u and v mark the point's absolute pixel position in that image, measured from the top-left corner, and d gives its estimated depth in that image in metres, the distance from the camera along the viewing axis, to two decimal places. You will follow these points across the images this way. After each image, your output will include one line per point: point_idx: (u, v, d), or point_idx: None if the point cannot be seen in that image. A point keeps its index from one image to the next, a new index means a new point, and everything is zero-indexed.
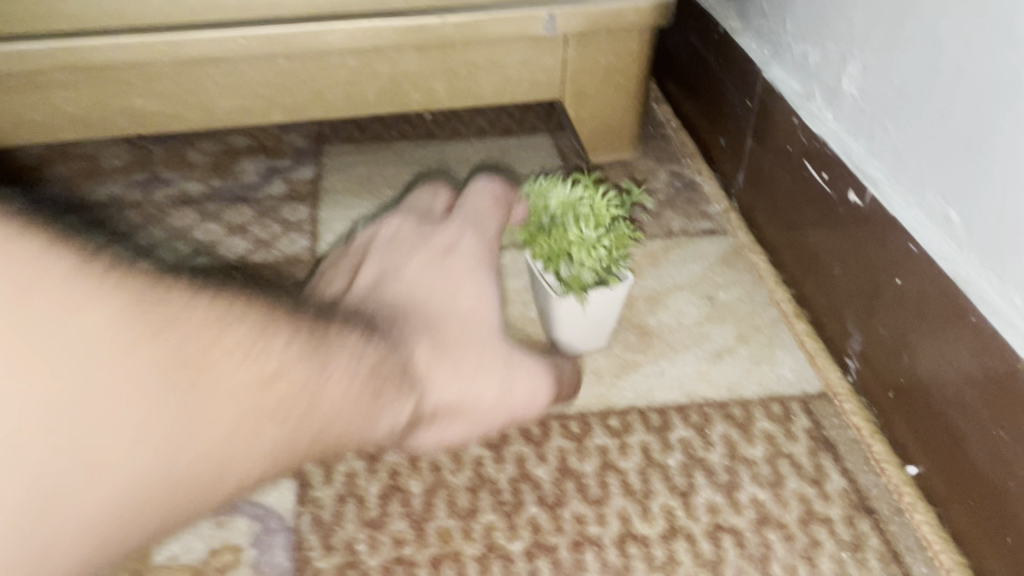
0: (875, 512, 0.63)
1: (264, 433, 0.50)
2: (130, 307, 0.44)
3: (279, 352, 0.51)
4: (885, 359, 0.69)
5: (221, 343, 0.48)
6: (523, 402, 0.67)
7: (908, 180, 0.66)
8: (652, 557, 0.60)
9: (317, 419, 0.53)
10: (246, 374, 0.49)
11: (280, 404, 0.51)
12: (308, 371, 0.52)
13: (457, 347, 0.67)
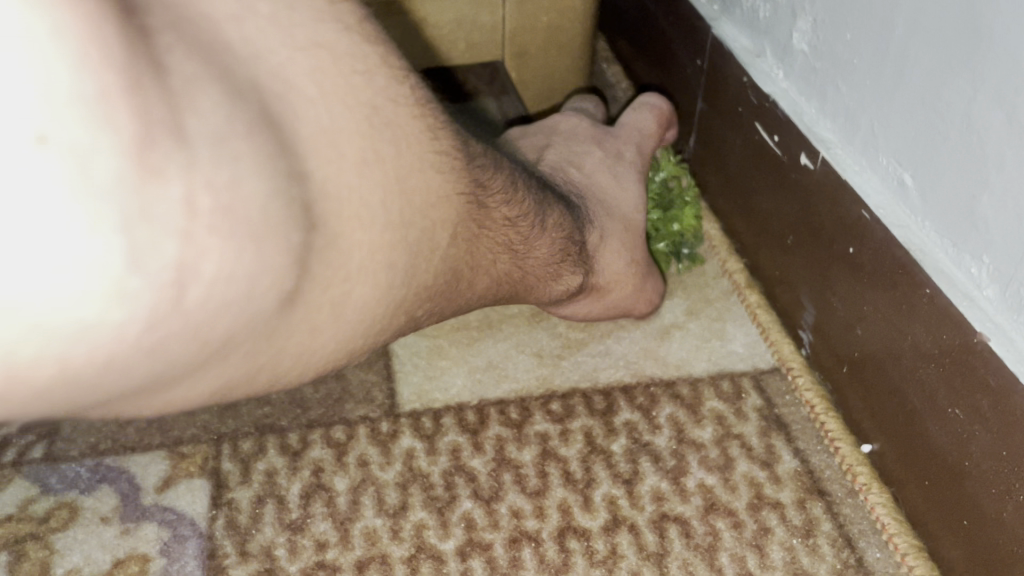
0: (828, 494, 0.60)
1: (468, 257, 0.53)
2: (405, 102, 0.46)
3: (487, 191, 0.53)
4: (839, 331, 0.65)
5: (467, 190, 0.51)
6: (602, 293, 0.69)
7: (862, 142, 0.62)
8: (592, 552, 0.56)
9: (486, 253, 0.55)
10: (466, 225, 0.52)
11: (483, 233, 0.54)
12: (511, 210, 0.56)
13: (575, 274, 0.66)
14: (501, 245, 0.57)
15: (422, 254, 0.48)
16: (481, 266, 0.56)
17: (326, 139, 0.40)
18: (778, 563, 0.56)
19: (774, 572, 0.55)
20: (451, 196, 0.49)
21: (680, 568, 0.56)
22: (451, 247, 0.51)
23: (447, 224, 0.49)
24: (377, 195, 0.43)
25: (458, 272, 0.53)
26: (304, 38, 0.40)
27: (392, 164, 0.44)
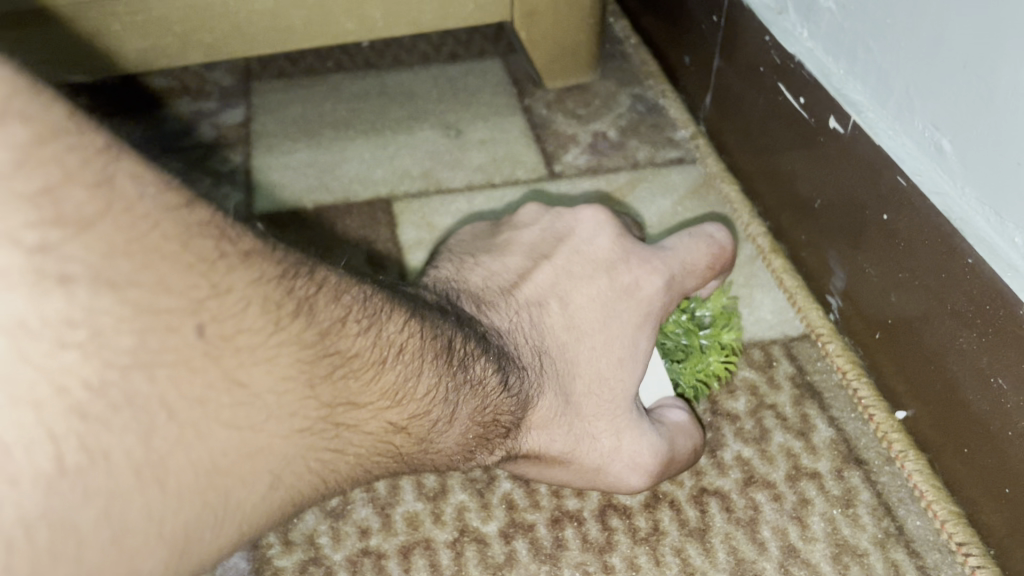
0: (864, 463, 0.60)
1: (419, 434, 0.46)
2: (283, 312, 0.37)
3: (431, 368, 0.45)
4: (872, 298, 0.64)
5: (389, 382, 0.43)
6: (629, 443, 0.55)
7: (895, 106, 0.60)
8: (635, 530, 0.57)
9: (475, 426, 0.49)
10: (402, 409, 0.44)
11: (451, 411, 0.47)
12: (483, 381, 0.48)
13: (580, 426, 0.54)
14: (480, 414, 0.49)
15: (323, 461, 0.40)
16: (459, 444, 0.49)
17: (146, 416, 0.32)
18: (820, 534, 0.56)
19: (816, 543, 0.56)
20: (362, 392, 0.41)
21: (723, 542, 0.56)
22: (374, 442, 0.43)
23: (357, 422, 0.42)
24: (233, 448, 0.35)
25: (404, 452, 0.46)
26: (131, 281, 0.31)
27: (261, 398, 0.36)
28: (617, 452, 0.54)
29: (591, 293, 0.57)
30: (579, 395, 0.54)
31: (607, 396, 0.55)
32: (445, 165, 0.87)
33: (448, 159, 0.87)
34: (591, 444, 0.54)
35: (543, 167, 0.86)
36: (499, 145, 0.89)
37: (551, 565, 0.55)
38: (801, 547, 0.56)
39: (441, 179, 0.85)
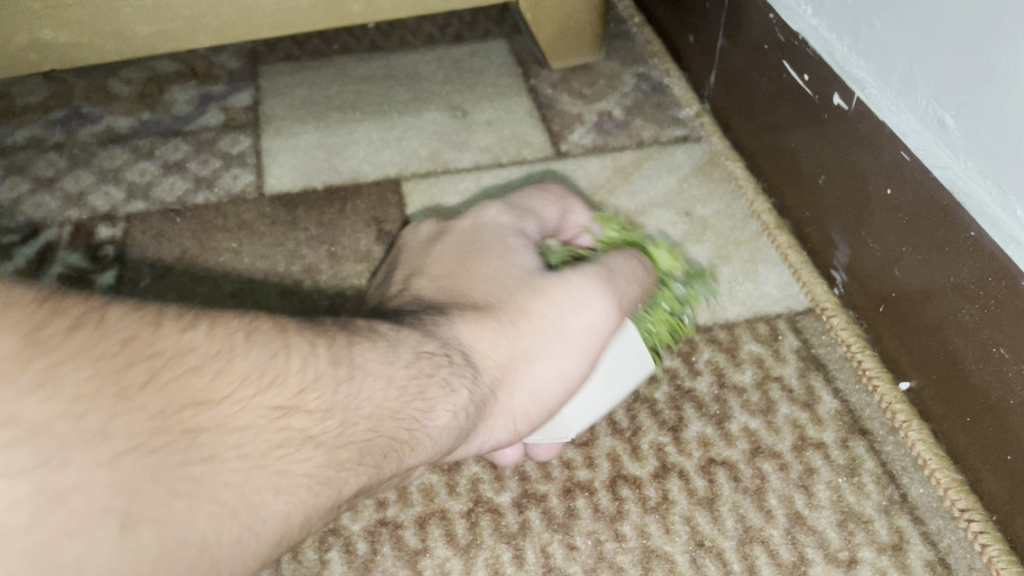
0: (869, 433, 0.62)
1: (332, 435, 0.40)
2: (47, 329, 0.33)
3: (296, 343, 0.40)
4: (876, 272, 0.65)
5: (253, 373, 0.38)
6: (569, 308, 0.52)
7: (898, 82, 0.61)
8: (644, 500, 0.58)
9: (393, 410, 0.43)
10: (282, 397, 0.38)
11: (348, 400, 0.41)
12: (378, 359, 0.43)
13: (512, 350, 0.50)
14: (396, 386, 0.44)
15: (210, 477, 0.35)
16: (382, 430, 0.42)
17: None
18: (825, 502, 0.58)
19: (822, 510, 0.57)
20: (212, 385, 0.36)
21: (730, 510, 0.57)
22: (271, 440, 0.38)
23: (231, 422, 0.36)
24: (28, 501, 0.30)
25: (336, 455, 0.40)
26: None
27: (46, 428, 0.31)
28: (565, 330, 0.52)
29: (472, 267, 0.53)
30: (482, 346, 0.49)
31: (523, 296, 0.52)
32: (452, 145, 0.87)
33: (454, 140, 0.88)
34: (542, 344, 0.51)
35: (548, 147, 0.87)
36: (505, 125, 0.90)
37: (563, 534, 0.56)
38: (807, 514, 0.57)
39: (449, 159, 0.86)
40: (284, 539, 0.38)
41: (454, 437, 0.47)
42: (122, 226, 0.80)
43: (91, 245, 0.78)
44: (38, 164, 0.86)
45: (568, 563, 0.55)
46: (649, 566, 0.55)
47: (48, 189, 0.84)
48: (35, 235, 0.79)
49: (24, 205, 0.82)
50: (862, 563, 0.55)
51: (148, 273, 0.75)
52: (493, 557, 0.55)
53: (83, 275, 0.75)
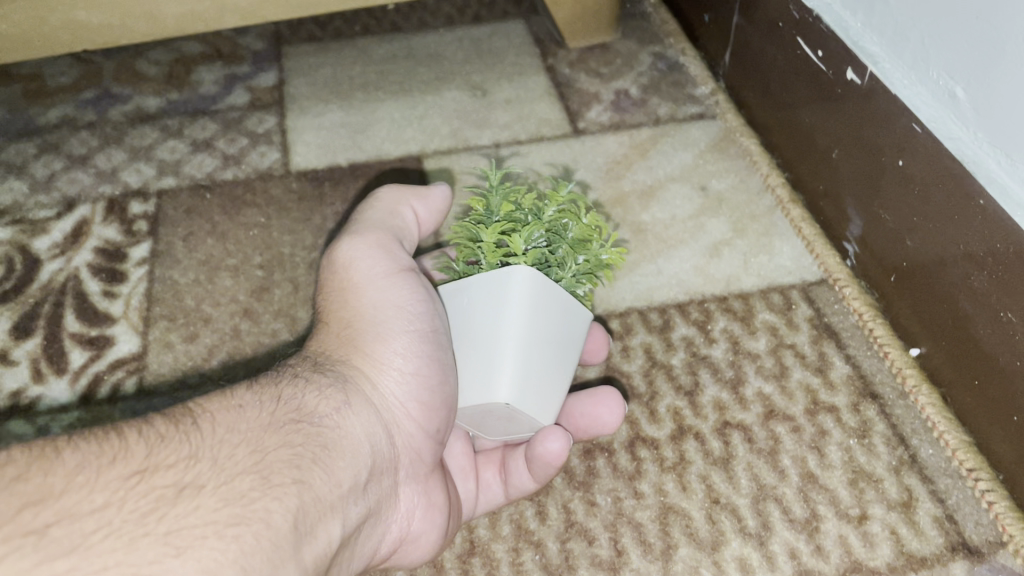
0: (879, 397, 0.64)
1: (241, 466, 0.42)
2: None
3: (166, 425, 0.42)
4: (887, 243, 0.67)
5: (129, 457, 0.39)
6: (365, 279, 0.54)
7: (911, 56, 0.62)
8: (662, 460, 0.60)
9: (268, 424, 0.45)
10: (171, 472, 0.40)
11: (229, 442, 0.42)
12: (225, 407, 0.44)
13: (345, 346, 0.52)
14: (269, 412, 0.45)
15: (119, 565, 0.36)
16: (292, 444, 0.44)
17: None
18: (837, 462, 0.60)
19: (833, 470, 0.59)
20: (90, 491, 0.37)
21: (745, 469, 0.60)
22: (174, 511, 0.38)
23: (117, 511, 0.37)
24: None
25: (264, 480, 0.42)
26: None
27: None
28: (373, 302, 0.53)
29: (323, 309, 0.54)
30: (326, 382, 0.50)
31: (337, 294, 0.54)
32: (472, 123, 0.89)
33: (475, 118, 0.90)
34: (367, 322, 0.53)
35: (566, 124, 0.89)
36: (524, 104, 0.92)
37: (584, 492, 0.59)
38: (819, 474, 0.59)
39: (469, 137, 0.88)
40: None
41: (364, 436, 0.49)
42: (154, 202, 0.82)
43: (125, 220, 0.81)
44: (71, 143, 0.89)
45: (589, 519, 0.57)
46: (667, 521, 0.57)
47: (81, 166, 0.86)
48: (70, 210, 0.82)
49: (59, 181, 0.85)
50: (872, 520, 0.57)
51: (180, 247, 0.78)
52: (517, 513, 0.58)
53: (118, 248, 0.78)
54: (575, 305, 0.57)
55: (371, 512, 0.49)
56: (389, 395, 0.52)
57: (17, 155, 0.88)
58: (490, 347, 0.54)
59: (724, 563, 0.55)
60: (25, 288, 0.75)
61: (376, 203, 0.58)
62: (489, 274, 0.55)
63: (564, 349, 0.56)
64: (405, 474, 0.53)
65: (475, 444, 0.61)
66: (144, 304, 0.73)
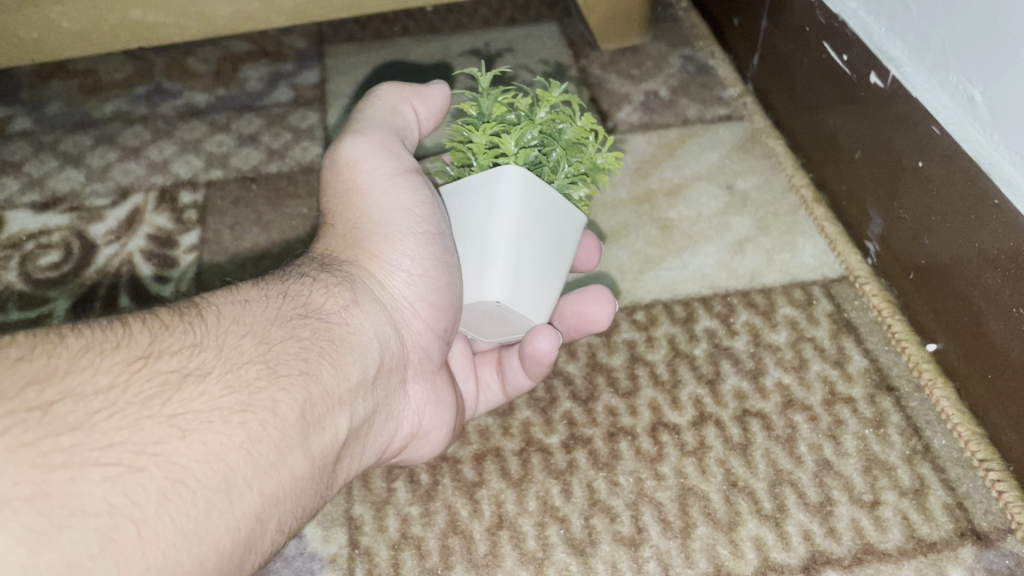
0: (895, 390, 0.66)
1: (248, 356, 0.46)
2: None
3: (172, 317, 0.46)
4: (906, 240, 0.69)
5: (133, 344, 0.43)
6: (369, 179, 0.58)
7: (931, 60, 0.64)
8: (683, 444, 0.63)
9: (276, 316, 0.49)
10: (175, 359, 0.43)
11: (236, 332, 0.47)
12: (231, 302, 0.49)
13: (353, 245, 0.57)
14: (277, 306, 0.50)
15: (124, 443, 0.39)
16: (300, 338, 0.49)
17: None
18: (852, 450, 0.62)
19: (848, 458, 0.62)
20: (94, 373, 0.40)
21: (763, 456, 0.62)
22: (178, 395, 0.42)
23: (122, 394, 0.40)
24: None
25: (272, 370, 0.46)
26: None
27: None
28: (378, 202, 0.58)
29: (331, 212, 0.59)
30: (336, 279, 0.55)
31: (345, 197, 0.58)
32: None
33: None
34: (374, 223, 0.58)
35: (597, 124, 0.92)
36: None
37: (607, 472, 0.62)
38: (834, 462, 0.62)
39: None
40: (258, 483, 0.43)
41: (373, 331, 0.54)
42: (202, 192, 0.87)
43: (175, 209, 0.85)
44: (125, 135, 0.94)
45: (612, 498, 0.60)
46: (686, 502, 0.60)
47: (135, 158, 0.91)
48: (124, 199, 0.86)
49: (113, 171, 0.90)
50: (884, 505, 0.59)
51: (228, 235, 0.82)
52: (543, 490, 0.61)
53: (169, 235, 0.82)
54: (565, 204, 0.60)
55: (380, 404, 0.55)
56: (399, 294, 0.57)
57: (73, 146, 0.93)
58: (483, 246, 0.58)
59: (740, 543, 0.58)
60: (82, 271, 0.79)
61: (378, 99, 0.62)
62: (484, 175, 0.58)
63: (556, 248, 0.60)
64: (412, 369, 0.59)
65: (473, 346, 0.69)
66: (194, 288, 0.78)
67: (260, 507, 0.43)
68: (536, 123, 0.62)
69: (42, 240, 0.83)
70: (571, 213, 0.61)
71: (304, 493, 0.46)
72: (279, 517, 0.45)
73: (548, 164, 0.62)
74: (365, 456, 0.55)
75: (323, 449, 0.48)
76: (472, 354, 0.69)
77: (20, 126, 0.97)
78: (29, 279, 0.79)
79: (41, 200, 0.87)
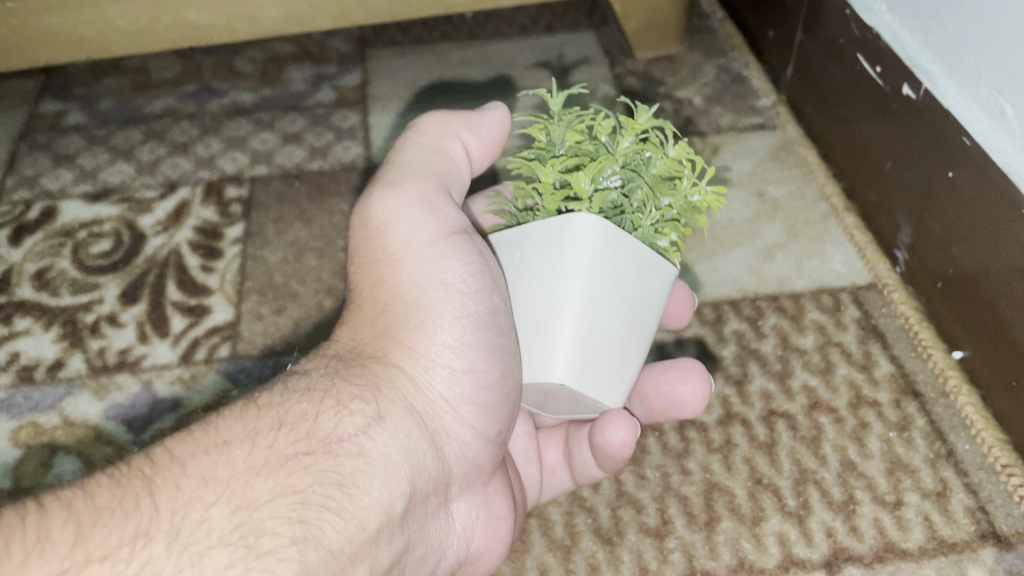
0: (921, 395, 0.67)
1: (217, 536, 0.38)
2: None
3: (110, 495, 0.38)
4: (935, 248, 0.70)
5: (49, 553, 0.35)
6: (403, 247, 0.52)
7: (963, 74, 0.65)
8: (710, 441, 0.64)
9: (262, 466, 0.42)
10: (107, 566, 0.36)
11: (204, 499, 0.39)
12: (197, 458, 0.41)
13: (383, 333, 0.52)
14: (268, 448, 0.43)
15: None
16: (294, 494, 0.42)
17: None
18: (876, 452, 0.63)
19: (872, 459, 0.63)
20: None
21: (788, 454, 0.64)
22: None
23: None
24: None
25: (252, 547, 0.39)
26: None
27: None
28: (413, 278, 0.52)
29: (361, 295, 0.53)
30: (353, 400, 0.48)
31: (376, 274, 0.53)
32: None
33: None
34: (408, 305, 0.52)
35: None
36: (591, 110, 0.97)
37: (635, 466, 0.63)
38: (858, 462, 0.63)
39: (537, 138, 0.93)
40: None
41: (400, 452, 0.48)
42: (247, 187, 0.90)
43: (221, 203, 0.88)
44: (173, 132, 0.98)
45: (638, 490, 0.62)
46: (712, 496, 0.61)
47: (183, 153, 0.94)
48: (172, 192, 0.90)
49: (162, 166, 0.93)
50: (906, 506, 0.60)
51: (271, 229, 0.85)
52: (572, 481, 0.63)
53: (214, 228, 0.85)
54: (647, 260, 0.54)
55: (413, 540, 0.49)
56: (437, 395, 0.52)
57: (124, 140, 0.97)
58: (543, 318, 0.53)
59: (764, 537, 0.59)
60: (132, 260, 0.83)
61: (419, 138, 0.56)
62: (549, 230, 0.53)
63: (633, 315, 0.54)
64: (450, 480, 0.53)
65: (537, 421, 0.66)
66: (238, 279, 0.80)
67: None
68: (614, 161, 0.56)
69: (94, 229, 0.86)
70: (656, 267, 0.55)
71: None
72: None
73: (634, 205, 0.57)
74: None
75: None
76: (536, 431, 0.65)
77: (73, 120, 1.00)
78: (81, 266, 0.83)
79: (93, 191, 0.90)
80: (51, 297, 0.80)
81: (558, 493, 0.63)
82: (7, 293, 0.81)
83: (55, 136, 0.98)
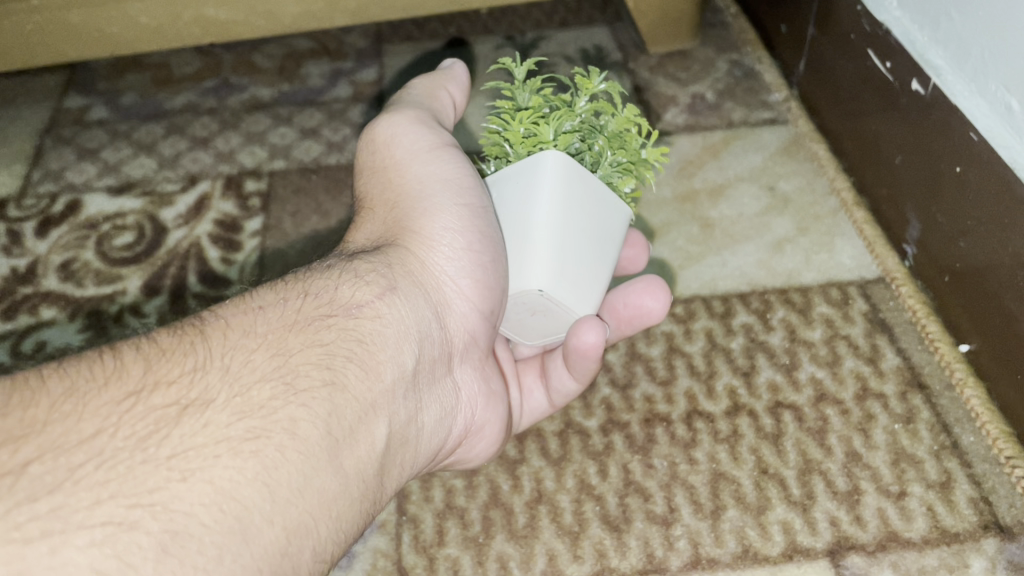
0: (927, 388, 0.68)
1: (260, 375, 0.43)
2: None
3: (171, 340, 0.44)
4: (942, 242, 0.71)
5: (122, 381, 0.40)
6: (408, 154, 0.58)
7: (971, 69, 0.65)
8: (716, 432, 0.66)
9: (294, 323, 0.47)
10: (172, 390, 0.41)
11: (246, 347, 0.44)
12: (243, 314, 0.47)
13: (393, 225, 0.57)
14: (296, 310, 0.48)
15: (114, 497, 0.36)
16: (324, 344, 0.47)
17: None
18: (881, 443, 0.64)
19: (877, 450, 0.64)
20: (78, 419, 0.37)
21: (794, 445, 0.65)
22: (176, 431, 0.39)
23: (111, 439, 0.37)
24: None
25: (289, 386, 0.44)
26: None
27: None
28: (417, 176, 0.58)
29: (376, 198, 0.59)
30: (368, 268, 0.53)
31: (387, 182, 0.59)
32: None
33: None
34: (413, 198, 0.57)
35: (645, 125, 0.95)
36: None
37: (643, 455, 0.65)
38: (864, 454, 0.64)
39: None
40: (280, 515, 0.40)
41: (411, 318, 0.52)
42: (266, 181, 0.92)
43: (241, 196, 0.90)
44: (194, 126, 1.00)
45: (646, 479, 0.63)
46: (718, 485, 0.63)
47: (203, 147, 0.96)
48: (193, 185, 0.92)
49: (183, 160, 0.95)
50: (910, 496, 0.61)
51: (289, 222, 0.87)
52: (580, 469, 0.64)
53: (234, 221, 0.87)
54: (610, 196, 0.59)
55: (423, 401, 0.53)
56: (440, 275, 0.56)
57: (147, 135, 0.99)
58: (522, 235, 0.56)
59: (769, 526, 0.60)
60: (154, 251, 0.85)
61: (415, 87, 0.63)
62: (524, 163, 0.58)
63: (601, 239, 0.58)
64: (458, 357, 0.57)
65: (515, 352, 0.69)
66: (256, 271, 0.82)
67: (285, 540, 0.41)
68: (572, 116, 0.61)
69: (118, 222, 0.88)
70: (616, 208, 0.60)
71: (342, 513, 0.44)
72: (313, 546, 0.42)
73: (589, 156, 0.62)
74: (418, 454, 0.53)
75: (356, 462, 0.45)
76: (514, 361, 0.68)
77: (96, 115, 1.03)
78: (104, 257, 0.85)
79: (116, 184, 0.93)
80: (76, 287, 0.82)
81: (536, 417, 0.67)
82: (33, 283, 0.83)
83: (79, 130, 1.00)
